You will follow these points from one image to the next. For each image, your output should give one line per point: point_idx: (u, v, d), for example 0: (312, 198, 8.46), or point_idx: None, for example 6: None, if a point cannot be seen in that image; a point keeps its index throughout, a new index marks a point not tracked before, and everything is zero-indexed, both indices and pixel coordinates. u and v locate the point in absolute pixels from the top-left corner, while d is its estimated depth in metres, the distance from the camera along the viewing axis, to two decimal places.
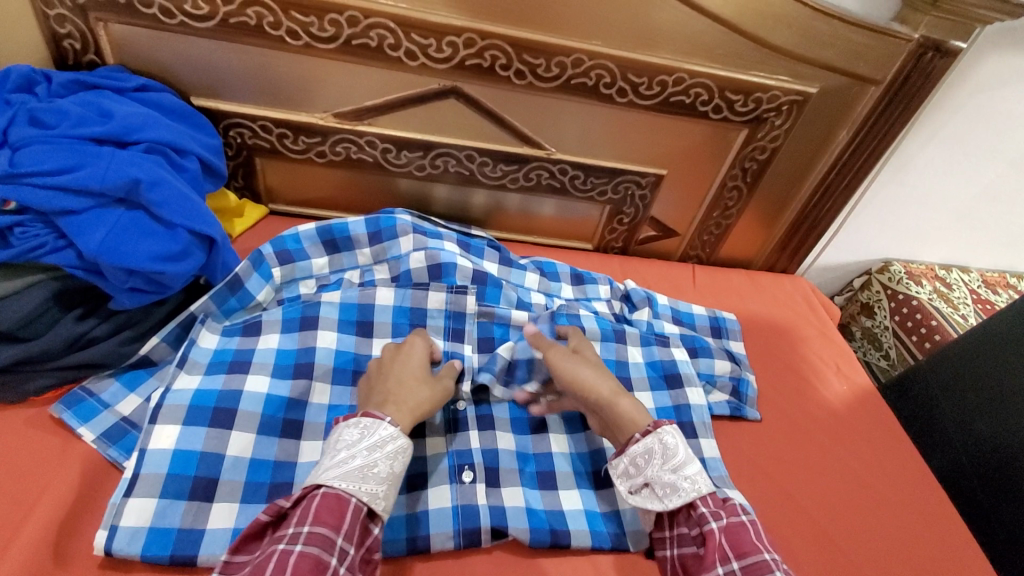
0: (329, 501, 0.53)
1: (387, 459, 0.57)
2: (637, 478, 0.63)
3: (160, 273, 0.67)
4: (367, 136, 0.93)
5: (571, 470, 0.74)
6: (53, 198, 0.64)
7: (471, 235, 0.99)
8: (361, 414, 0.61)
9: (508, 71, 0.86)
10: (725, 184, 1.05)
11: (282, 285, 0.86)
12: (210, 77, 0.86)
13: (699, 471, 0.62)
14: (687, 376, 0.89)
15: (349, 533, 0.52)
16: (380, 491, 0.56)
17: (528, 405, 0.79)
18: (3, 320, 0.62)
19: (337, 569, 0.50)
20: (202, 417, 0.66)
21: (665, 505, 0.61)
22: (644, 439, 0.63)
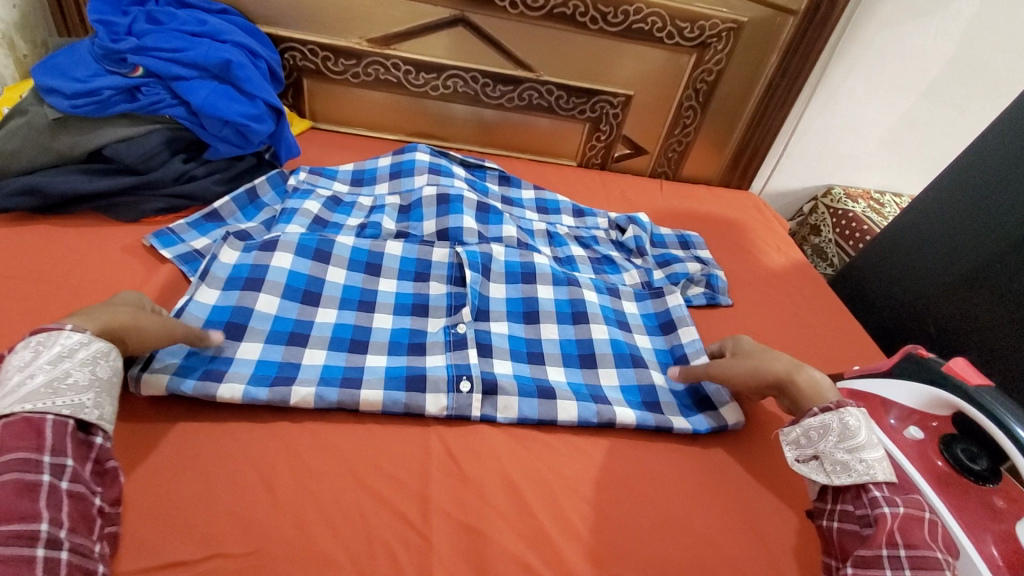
0: (14, 427, 0.49)
1: (81, 368, 0.54)
2: (806, 449, 0.65)
3: (246, 127, 0.90)
4: (393, 59, 1.16)
5: (559, 352, 0.85)
6: (171, 67, 0.87)
7: (485, 166, 1.19)
8: (30, 337, 0.55)
9: (504, 2, 1.11)
10: (682, 104, 1.28)
11: (303, 181, 1.02)
12: (270, 9, 1.10)
13: (879, 458, 0.60)
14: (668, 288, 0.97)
15: (59, 449, 0.50)
16: (87, 400, 0.53)
17: (525, 305, 0.89)
18: (133, 152, 0.85)
19: (53, 484, 0.48)
20: (215, 328, 0.73)
21: (830, 480, 0.62)
22: (821, 413, 0.65)
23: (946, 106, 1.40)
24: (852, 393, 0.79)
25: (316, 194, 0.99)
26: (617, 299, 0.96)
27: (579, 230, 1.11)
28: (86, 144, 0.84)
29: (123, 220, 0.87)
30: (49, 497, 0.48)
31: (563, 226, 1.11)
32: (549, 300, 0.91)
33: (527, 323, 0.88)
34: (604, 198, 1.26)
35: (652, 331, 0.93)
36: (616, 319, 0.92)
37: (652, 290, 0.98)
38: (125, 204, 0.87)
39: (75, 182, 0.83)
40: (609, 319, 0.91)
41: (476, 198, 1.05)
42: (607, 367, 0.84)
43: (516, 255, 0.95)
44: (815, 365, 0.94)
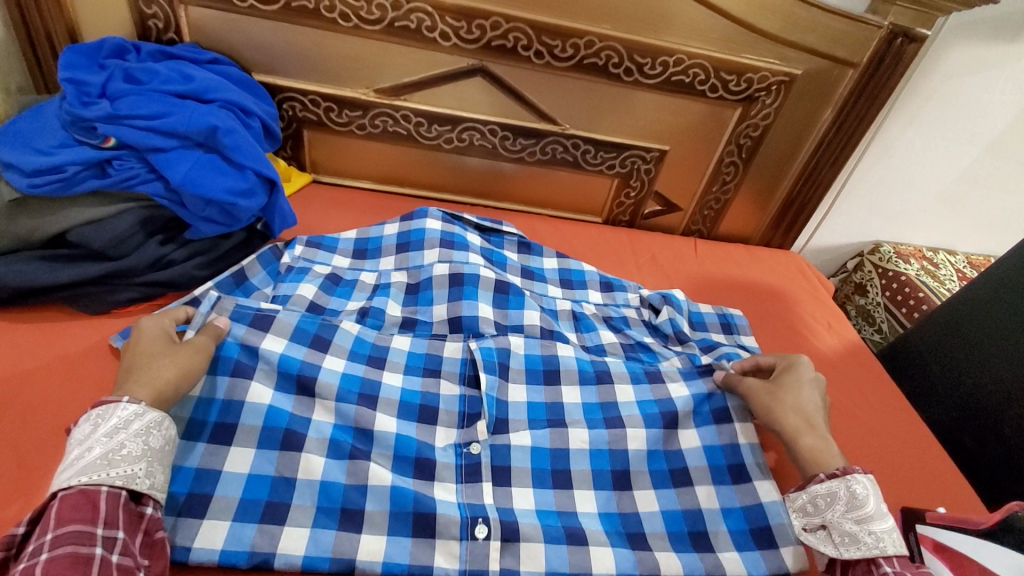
0: (70, 500, 0.51)
1: (135, 438, 0.55)
2: (814, 518, 0.64)
3: (233, 204, 0.79)
4: (403, 110, 1.05)
5: (591, 468, 0.74)
6: (147, 138, 0.76)
7: (503, 230, 1.06)
8: (91, 408, 0.57)
9: (529, 52, 0.99)
10: (722, 160, 1.15)
11: (299, 256, 0.90)
12: (269, 55, 0.99)
13: (888, 529, 0.60)
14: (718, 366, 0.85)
15: (111, 522, 0.51)
16: (138, 471, 0.54)
17: (548, 406, 0.79)
18: (100, 238, 0.74)
19: (104, 557, 0.50)
20: (184, 481, 0.61)
21: (840, 552, 0.60)
22: (828, 480, 0.64)
23: (1012, 163, 1.26)
24: (936, 546, 0.69)
25: (314, 270, 0.88)
26: (660, 383, 0.83)
27: (608, 308, 0.98)
28: (49, 229, 0.74)
29: (89, 313, 0.76)
30: (98, 571, 0.49)
31: (590, 304, 0.98)
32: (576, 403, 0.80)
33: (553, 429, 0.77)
34: (633, 263, 1.12)
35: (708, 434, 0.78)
36: (661, 430, 0.78)
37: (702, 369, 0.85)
38: (91, 295, 0.75)
39: (32, 272, 0.72)
40: (650, 414, 0.79)
41: (494, 275, 0.92)
42: (644, 488, 0.73)
43: (537, 347, 0.85)
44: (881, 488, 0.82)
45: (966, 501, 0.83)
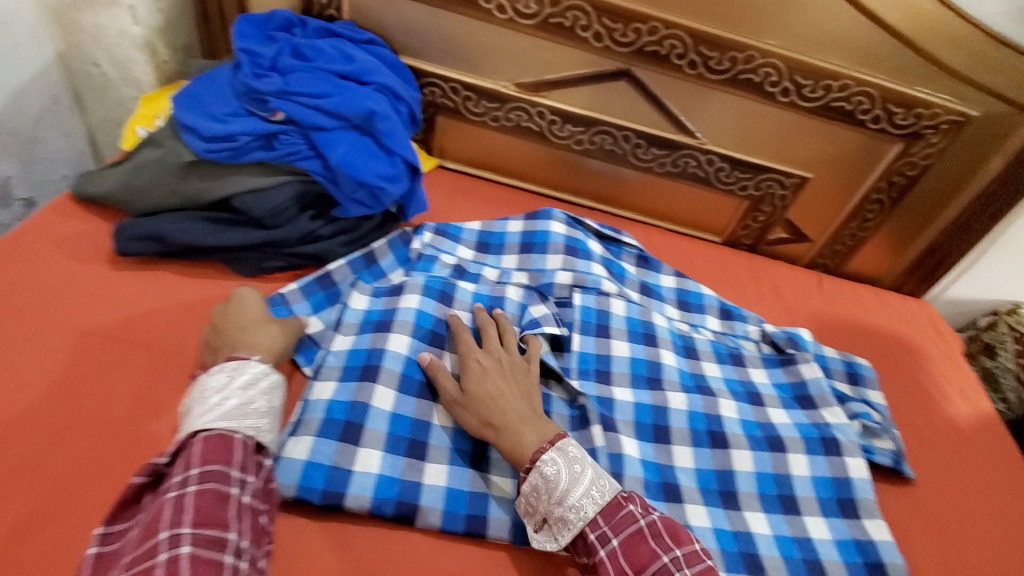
0: (212, 442, 0.57)
1: (263, 395, 0.62)
2: (535, 514, 0.61)
3: (381, 189, 0.81)
4: (540, 107, 1.03)
5: (696, 486, 0.71)
6: (312, 116, 0.78)
7: (621, 240, 1.03)
8: (224, 361, 0.63)
9: (682, 61, 0.94)
10: (868, 196, 1.07)
11: (428, 244, 0.91)
12: (418, 40, 1.00)
13: (577, 497, 0.59)
14: (821, 398, 0.83)
15: (244, 466, 0.57)
16: (265, 425, 0.61)
17: (654, 410, 0.77)
18: (261, 207, 0.78)
19: (237, 496, 0.55)
20: (333, 431, 0.66)
21: (558, 542, 0.59)
22: (526, 476, 0.61)
23: None
24: None
25: (440, 263, 0.89)
26: (761, 407, 0.81)
27: (726, 338, 0.92)
28: (217, 193, 0.78)
29: (242, 275, 0.81)
30: (234, 507, 0.55)
31: (707, 332, 0.93)
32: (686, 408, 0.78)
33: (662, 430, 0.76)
34: (754, 291, 1.07)
35: (830, 510, 0.72)
36: (779, 495, 0.72)
37: (806, 399, 0.84)
38: (247, 259, 0.81)
39: (198, 232, 0.78)
40: (754, 435, 0.77)
41: (615, 288, 0.91)
42: (754, 510, 0.70)
43: (642, 351, 0.84)
44: None
45: None
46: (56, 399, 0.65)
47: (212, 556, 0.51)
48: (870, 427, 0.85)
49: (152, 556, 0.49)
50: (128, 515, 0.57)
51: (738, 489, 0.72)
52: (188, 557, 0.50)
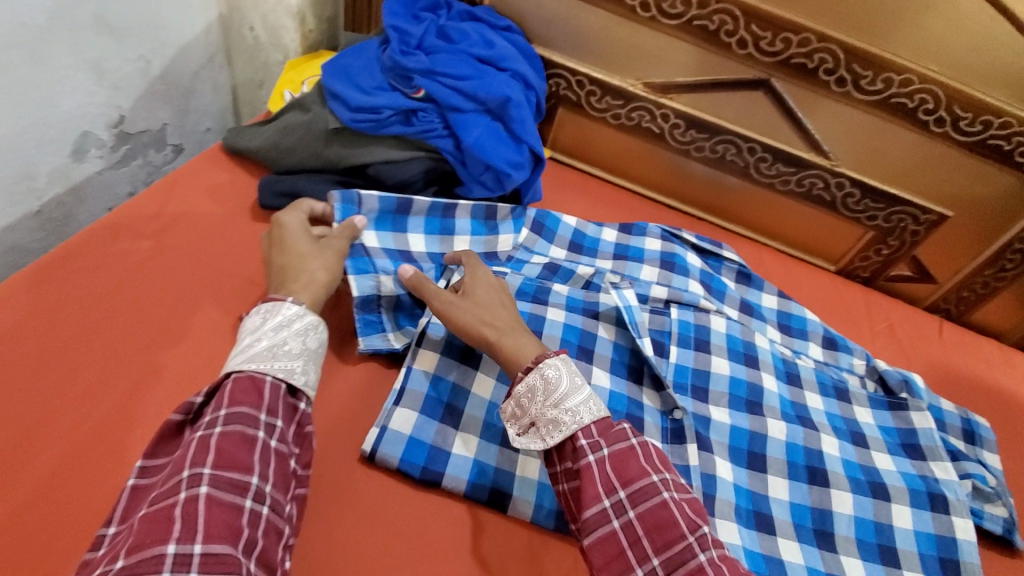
0: (241, 382, 0.56)
1: (296, 337, 0.61)
2: (523, 419, 0.61)
3: (506, 175, 0.82)
4: (665, 109, 1.01)
5: (790, 520, 0.69)
6: (452, 97, 0.81)
7: (723, 255, 0.99)
8: (261, 303, 0.64)
9: (830, 77, 0.89)
10: (1012, 244, 0.98)
11: (521, 244, 0.89)
12: (552, 31, 1.00)
13: (578, 401, 0.60)
14: (931, 450, 0.78)
15: (272, 410, 0.56)
16: (296, 368, 0.60)
17: (751, 435, 0.74)
18: (393, 178, 0.82)
19: (265, 440, 0.54)
20: (435, 411, 0.69)
21: (547, 442, 0.59)
22: (524, 377, 0.61)
23: None
24: None
25: (531, 263, 0.88)
26: (864, 449, 0.76)
27: (828, 369, 0.88)
28: (354, 159, 0.83)
29: None
30: (260, 452, 0.53)
31: (808, 359, 0.89)
32: (783, 439, 0.74)
33: (758, 458, 0.73)
34: (867, 328, 1.00)
35: (931, 568, 0.68)
36: (878, 544, 0.68)
37: (917, 450, 0.78)
38: None
39: None
40: (856, 478, 0.72)
41: (715, 309, 0.88)
42: (850, 555, 0.67)
43: (742, 372, 0.80)
44: None
45: None
46: (201, 335, 0.71)
47: (233, 500, 0.50)
48: (982, 490, 0.77)
49: (174, 494, 0.48)
50: (168, 449, 0.56)
51: (834, 530, 0.68)
52: (205, 497, 0.49)
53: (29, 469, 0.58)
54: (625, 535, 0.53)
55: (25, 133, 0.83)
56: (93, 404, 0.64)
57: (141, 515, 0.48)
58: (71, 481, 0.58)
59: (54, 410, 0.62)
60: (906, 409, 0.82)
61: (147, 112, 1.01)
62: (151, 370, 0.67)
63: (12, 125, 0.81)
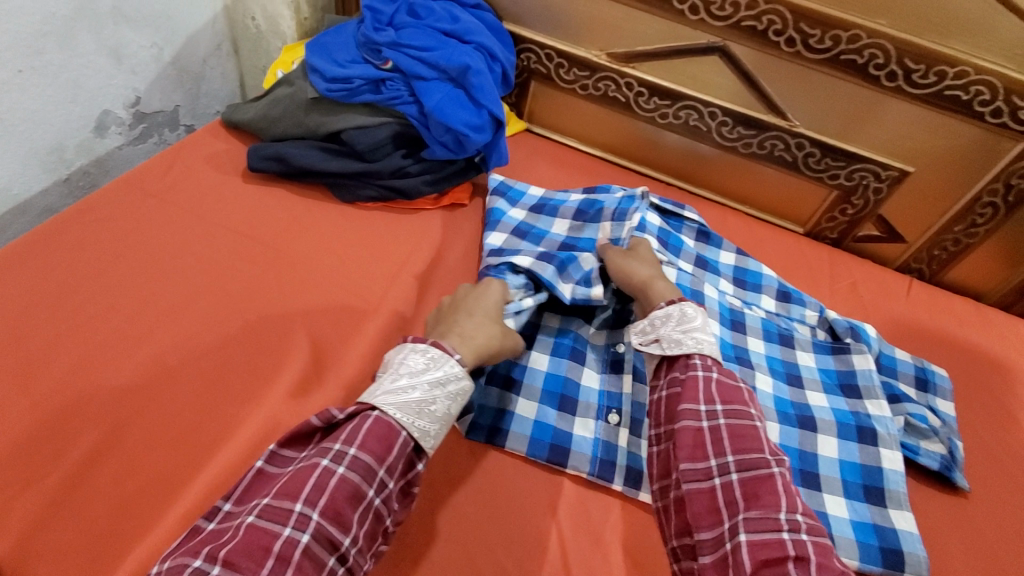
0: (378, 429, 0.57)
1: (446, 400, 0.61)
2: (649, 334, 0.71)
3: (466, 136, 0.90)
4: (628, 78, 1.07)
5: None
6: (416, 66, 0.89)
7: (683, 215, 1.03)
8: (429, 344, 0.65)
9: (780, 38, 0.93)
10: (978, 198, 0.98)
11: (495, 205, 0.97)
12: (522, 9, 1.08)
13: (707, 335, 0.68)
14: (868, 390, 0.81)
15: (391, 467, 0.57)
16: (432, 431, 0.60)
17: None
18: (363, 143, 0.90)
19: (371, 498, 0.55)
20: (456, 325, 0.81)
21: (663, 351, 0.68)
22: (666, 305, 0.72)
23: None
24: None
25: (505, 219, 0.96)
26: (799, 388, 0.81)
27: (778, 319, 0.91)
28: (330, 126, 0.92)
29: (341, 200, 0.95)
30: (363, 510, 0.55)
31: (758, 310, 0.92)
32: None
33: None
34: (828, 284, 1.03)
35: (854, 493, 0.71)
36: (800, 470, 0.72)
37: (854, 390, 0.81)
38: (347, 186, 0.94)
39: (313, 158, 0.92)
40: (784, 412, 0.77)
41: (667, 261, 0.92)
42: None
43: None
44: None
45: None
46: (192, 275, 0.82)
47: (321, 554, 0.51)
48: (917, 426, 0.80)
49: (281, 526, 0.51)
50: (297, 445, 0.62)
51: None
52: (305, 545, 0.50)
53: (39, 375, 0.69)
54: (708, 434, 0.60)
55: (55, 109, 0.96)
56: (97, 326, 0.74)
57: (248, 523, 0.51)
58: (74, 387, 0.69)
59: (63, 329, 0.73)
60: (847, 352, 0.85)
61: (161, 94, 1.14)
62: (146, 302, 0.78)
63: (44, 101, 0.94)
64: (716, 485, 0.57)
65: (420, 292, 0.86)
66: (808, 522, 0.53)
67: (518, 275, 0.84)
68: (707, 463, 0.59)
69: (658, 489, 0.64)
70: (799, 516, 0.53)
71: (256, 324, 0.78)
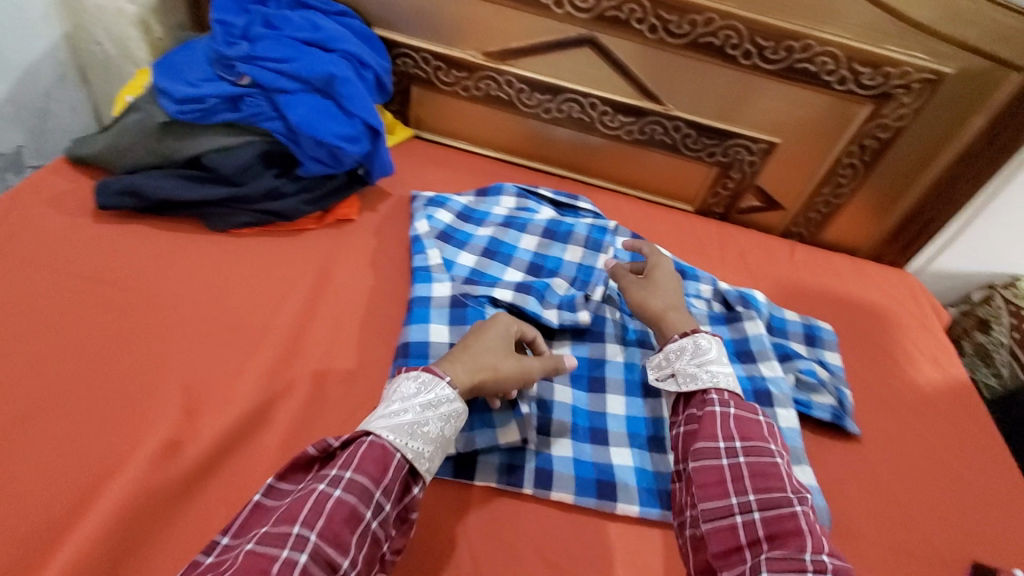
0: (374, 451, 0.54)
1: (438, 422, 0.59)
2: (666, 368, 0.70)
3: (339, 148, 0.86)
4: (507, 76, 1.06)
5: (625, 431, 0.75)
6: (276, 80, 0.84)
7: (578, 206, 1.03)
8: (422, 368, 0.62)
9: (642, 25, 0.95)
10: (840, 160, 1.05)
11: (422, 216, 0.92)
12: (392, 13, 1.04)
13: (723, 370, 0.67)
14: (762, 353, 0.84)
15: (387, 489, 0.54)
16: (425, 452, 0.57)
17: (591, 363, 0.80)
18: (228, 166, 0.84)
19: (369, 521, 0.52)
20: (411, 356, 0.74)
21: (679, 388, 0.68)
22: (678, 338, 0.71)
23: None
24: None
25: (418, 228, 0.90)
26: None
27: None
28: (187, 152, 0.85)
29: (214, 230, 0.88)
30: (360, 533, 0.51)
31: None
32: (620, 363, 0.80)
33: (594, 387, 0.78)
34: (721, 258, 1.07)
35: None
36: None
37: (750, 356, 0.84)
38: (217, 214, 0.87)
39: (172, 188, 0.84)
40: None
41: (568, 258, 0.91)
42: None
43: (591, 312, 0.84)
44: (955, 535, 0.73)
45: None
46: (37, 332, 0.72)
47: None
48: (806, 381, 0.84)
49: (280, 548, 0.47)
50: (295, 476, 0.58)
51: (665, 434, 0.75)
52: (304, 567, 0.47)
53: None
54: (728, 472, 0.60)
55: None
56: None
57: (247, 551, 0.48)
58: None
59: None
60: (740, 320, 0.89)
61: None
62: None
63: None
64: (723, 465, 0.60)
65: (308, 315, 0.80)
66: (835, 563, 0.52)
67: (498, 308, 0.80)
68: (727, 499, 0.59)
69: (680, 524, 0.63)
70: (823, 556, 0.52)
71: (117, 377, 0.70)
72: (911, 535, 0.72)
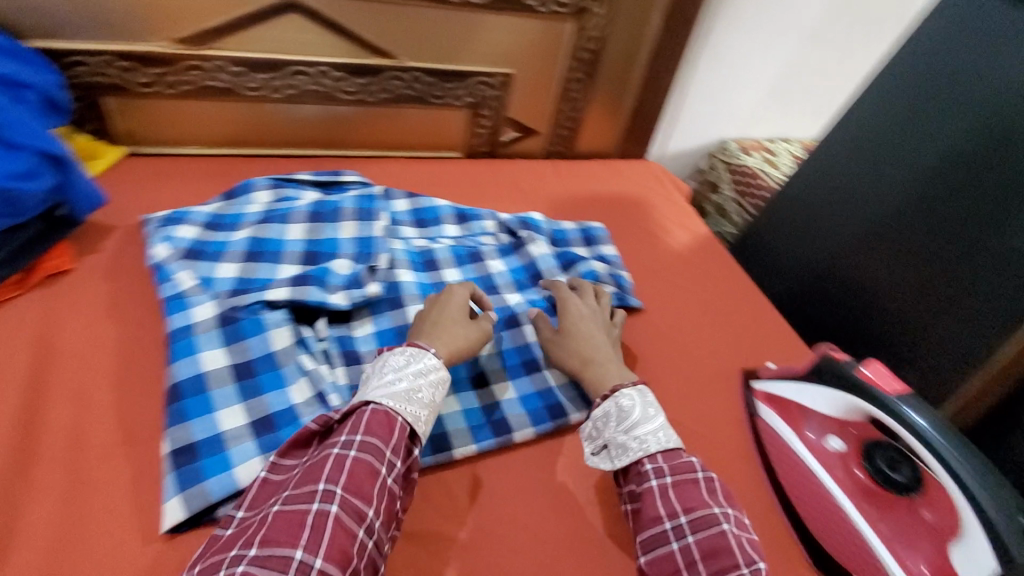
0: (378, 416, 0.57)
1: (430, 387, 0.62)
2: (598, 441, 0.65)
3: (12, 191, 0.69)
4: (215, 61, 0.94)
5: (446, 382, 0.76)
6: None
7: (342, 179, 0.98)
8: (407, 344, 0.65)
9: None
10: (567, 77, 1.16)
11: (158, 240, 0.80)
12: (35, 14, 0.84)
13: (651, 431, 0.63)
14: (549, 272, 0.93)
15: (397, 449, 0.56)
16: (421, 416, 0.60)
17: (397, 331, 0.77)
18: None
19: (384, 478, 0.54)
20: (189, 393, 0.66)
21: (615, 464, 0.63)
22: (601, 403, 0.66)
23: (833, 51, 1.32)
24: (769, 398, 0.79)
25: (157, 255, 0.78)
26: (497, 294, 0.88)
27: (464, 240, 0.95)
28: None
29: None
30: (380, 489, 0.53)
31: (445, 240, 0.94)
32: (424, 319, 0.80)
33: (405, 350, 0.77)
34: (497, 192, 1.12)
35: None
36: (522, 362, 0.80)
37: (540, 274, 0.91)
38: None
39: None
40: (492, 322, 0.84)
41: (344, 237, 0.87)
42: (500, 382, 0.78)
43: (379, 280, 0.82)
44: (726, 355, 0.90)
45: (794, 355, 0.93)
46: None
47: (352, 527, 0.50)
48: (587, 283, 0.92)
49: (308, 503, 0.50)
50: (298, 453, 0.59)
51: (485, 370, 0.78)
52: (335, 515, 0.50)
53: None
54: (679, 556, 0.55)
55: None
56: None
57: (277, 510, 0.50)
58: None
59: None
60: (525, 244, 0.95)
61: None
62: None
63: None
64: (674, 550, 0.56)
65: (43, 396, 0.65)
66: None
67: (277, 311, 0.74)
68: None
69: None
70: None
71: None
72: (697, 368, 0.87)
